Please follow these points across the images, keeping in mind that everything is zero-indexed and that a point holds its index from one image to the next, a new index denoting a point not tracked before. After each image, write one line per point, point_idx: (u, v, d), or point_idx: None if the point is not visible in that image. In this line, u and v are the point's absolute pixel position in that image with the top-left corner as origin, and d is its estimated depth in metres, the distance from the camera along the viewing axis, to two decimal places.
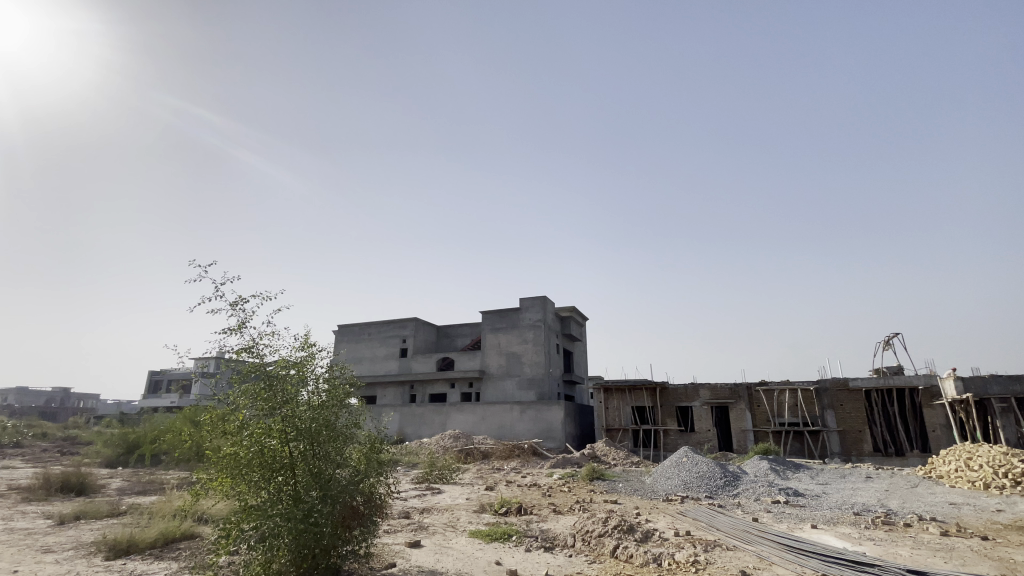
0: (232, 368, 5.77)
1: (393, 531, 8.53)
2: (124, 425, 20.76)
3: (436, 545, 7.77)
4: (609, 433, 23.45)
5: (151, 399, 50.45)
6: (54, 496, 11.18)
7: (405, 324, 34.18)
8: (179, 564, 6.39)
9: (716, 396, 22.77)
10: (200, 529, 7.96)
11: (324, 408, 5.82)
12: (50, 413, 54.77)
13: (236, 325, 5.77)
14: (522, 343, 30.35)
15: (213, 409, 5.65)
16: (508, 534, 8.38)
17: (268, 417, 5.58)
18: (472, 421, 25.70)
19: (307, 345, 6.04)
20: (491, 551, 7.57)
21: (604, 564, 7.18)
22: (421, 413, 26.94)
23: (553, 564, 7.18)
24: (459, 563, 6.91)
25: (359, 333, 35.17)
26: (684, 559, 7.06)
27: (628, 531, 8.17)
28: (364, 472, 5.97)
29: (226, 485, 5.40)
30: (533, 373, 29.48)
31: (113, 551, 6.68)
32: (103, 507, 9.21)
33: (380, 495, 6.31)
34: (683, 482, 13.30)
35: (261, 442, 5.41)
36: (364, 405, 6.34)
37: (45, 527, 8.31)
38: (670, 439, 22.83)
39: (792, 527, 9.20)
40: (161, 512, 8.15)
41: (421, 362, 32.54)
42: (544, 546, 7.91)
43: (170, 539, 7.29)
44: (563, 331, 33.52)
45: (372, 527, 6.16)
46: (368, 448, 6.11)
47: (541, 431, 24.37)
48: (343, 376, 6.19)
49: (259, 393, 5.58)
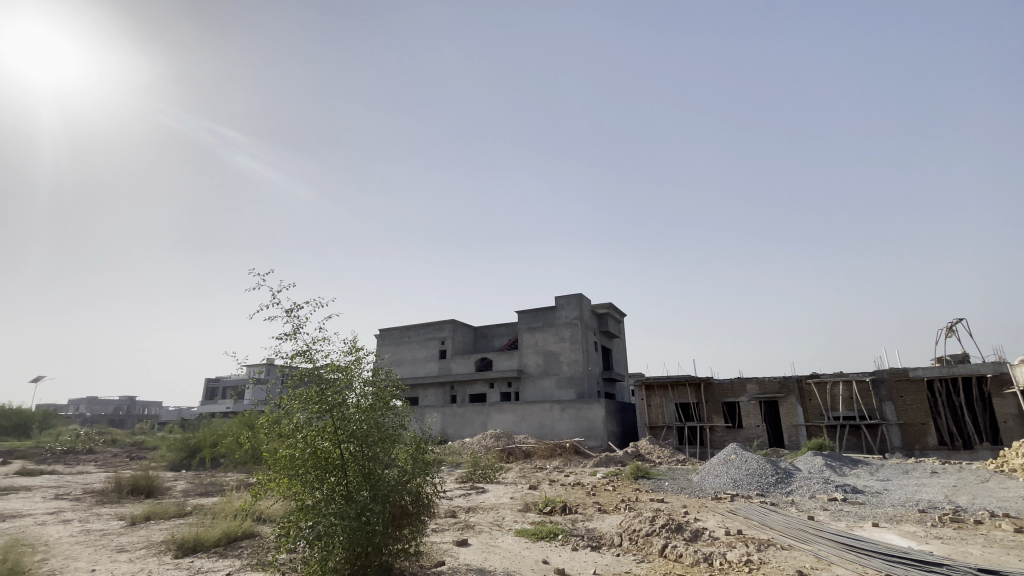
0: (286, 374, 5.99)
1: (440, 530, 8.66)
2: (185, 431, 21.97)
3: (482, 544, 7.85)
4: (652, 432, 23.03)
5: (208, 404, 53.14)
6: (126, 498, 11.95)
7: (443, 325, 34.68)
8: (242, 562, 6.72)
9: (764, 391, 22.03)
10: (258, 529, 8.34)
11: (371, 411, 5.98)
12: (119, 421, 58.48)
13: (290, 330, 5.98)
14: (559, 342, 30.21)
15: (268, 413, 5.87)
16: (555, 532, 8.38)
17: (320, 420, 5.76)
18: (513, 420, 25.82)
19: (356, 349, 6.22)
20: (536, 550, 7.57)
21: (653, 563, 7.06)
22: (462, 413, 27.26)
23: (600, 563, 7.12)
24: (506, 562, 6.95)
25: (400, 336, 35.95)
26: (736, 559, 6.87)
27: (677, 530, 8.01)
28: (411, 472, 6.11)
29: (284, 485, 5.62)
30: (572, 372, 29.31)
31: (181, 550, 7.08)
32: (170, 508, 9.78)
33: (427, 495, 6.43)
34: (732, 480, 12.92)
35: (314, 443, 5.61)
36: (409, 407, 6.49)
37: (119, 527, 8.89)
38: (716, 435, 22.25)
39: (850, 526, 8.79)
40: (223, 512, 8.57)
41: (461, 363, 32.93)
42: (591, 546, 7.87)
43: (233, 537, 7.68)
44: (601, 328, 33.16)
45: (421, 526, 6.30)
46: (414, 448, 6.26)
47: (582, 430, 24.21)
48: (388, 379, 6.34)
49: (312, 397, 5.78)
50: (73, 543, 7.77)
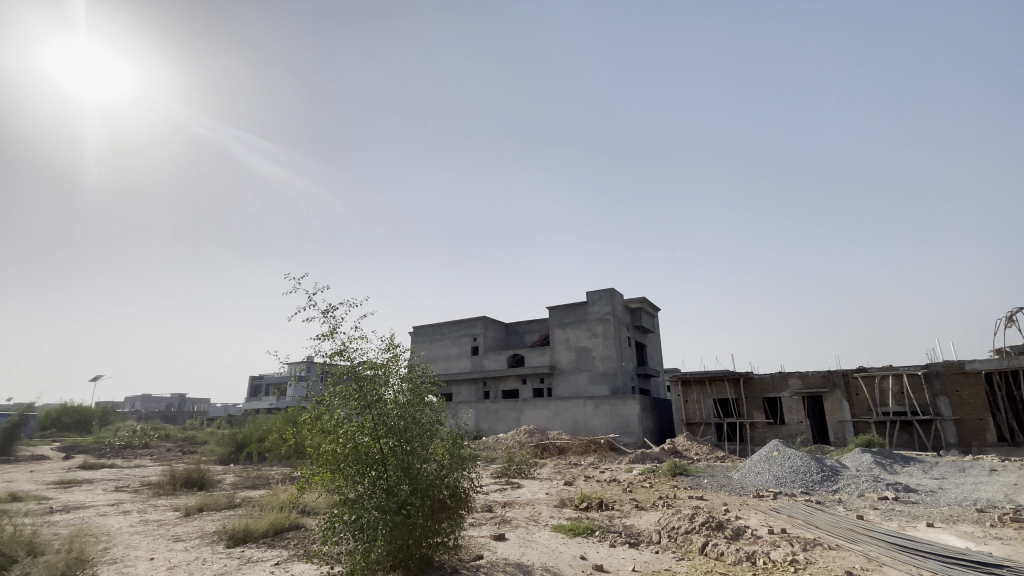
0: (327, 371, 6.16)
1: (478, 524, 8.74)
2: (231, 426, 22.91)
3: (519, 538, 7.88)
4: (690, 428, 22.60)
5: (253, 401, 55.30)
6: (180, 490, 12.58)
7: (475, 322, 34.94)
8: (289, 552, 6.97)
9: (807, 386, 21.29)
10: (304, 521, 8.63)
11: (408, 406, 6.08)
12: (171, 417, 61.57)
13: (328, 330, 6.14)
14: (592, 337, 29.98)
15: (310, 410, 6.04)
16: (592, 528, 8.34)
17: (359, 415, 5.90)
18: (547, 416, 25.79)
19: (392, 346, 6.33)
20: (574, 546, 7.56)
21: (694, 561, 6.95)
22: (495, 409, 27.43)
23: (638, 560, 7.05)
24: (544, 557, 6.97)
25: (433, 333, 36.47)
26: (781, 559, 6.67)
27: (718, 528, 7.84)
28: (449, 467, 6.20)
29: (328, 479, 5.76)
30: (606, 368, 29.05)
31: (232, 540, 7.41)
32: (221, 500, 10.24)
33: (464, 489, 6.51)
34: (775, 478, 12.56)
35: (354, 439, 5.74)
36: (445, 403, 6.59)
37: (175, 518, 9.36)
38: (757, 432, 21.67)
39: (903, 526, 8.39)
40: (271, 505, 8.91)
41: (493, 360, 33.14)
42: (629, 542, 7.81)
43: (280, 529, 7.97)
44: (635, 323, 32.73)
45: (459, 520, 6.38)
46: (451, 443, 6.35)
47: (616, 426, 23.98)
48: (425, 375, 6.45)
49: (351, 393, 5.92)
50: (133, 532, 8.22)
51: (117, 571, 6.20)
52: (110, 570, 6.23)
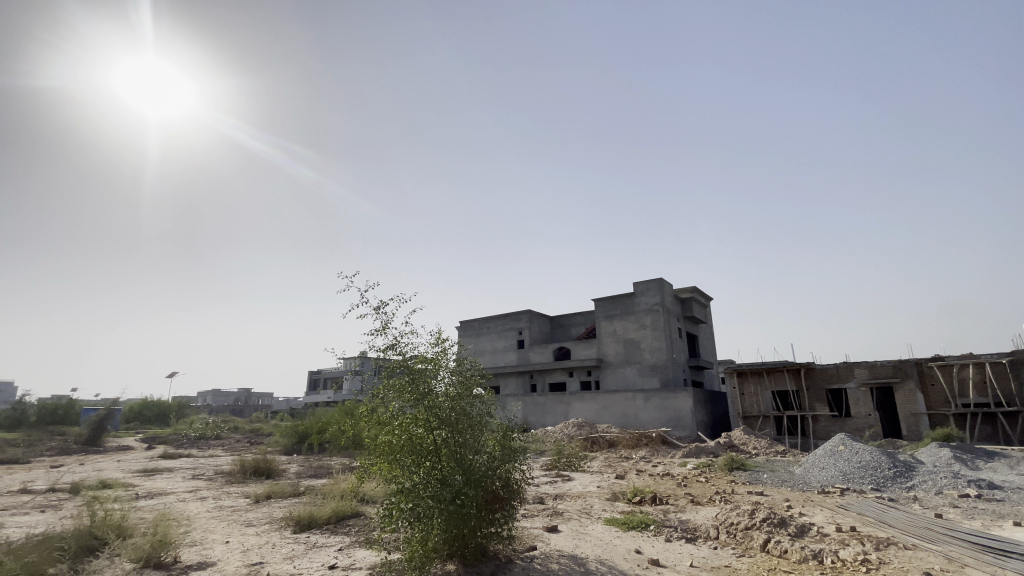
0: (381, 365, 6.35)
1: (530, 516, 8.79)
2: (294, 419, 24.14)
3: (572, 531, 7.86)
4: (746, 421, 21.77)
5: (312, 395, 58.02)
6: (250, 478, 13.42)
7: (520, 316, 35.04)
8: (351, 539, 7.27)
9: (875, 376, 20.01)
10: (364, 509, 8.98)
11: (458, 398, 6.18)
12: (238, 410, 65.66)
13: (381, 326, 6.29)
14: (640, 329, 29.41)
15: (366, 402, 6.26)
16: (646, 522, 8.19)
17: (414, 408, 6.05)
18: (595, 409, 25.58)
19: (441, 341, 6.43)
20: (629, 540, 7.44)
21: (756, 558, 6.68)
22: (543, 402, 27.45)
23: (697, 555, 6.86)
24: (597, 549, 6.93)
25: (479, 327, 36.91)
26: (851, 558, 6.32)
27: (780, 524, 7.51)
28: (500, 458, 6.25)
29: (385, 469, 5.93)
30: (655, 360, 28.44)
31: (299, 525, 7.82)
32: (287, 488, 10.81)
33: (516, 480, 6.55)
34: (842, 473, 11.91)
35: (409, 430, 5.89)
36: (494, 395, 6.65)
37: (246, 504, 9.99)
38: (820, 425, 20.61)
39: (988, 526, 7.70)
40: (332, 493, 9.33)
41: (540, 353, 33.18)
42: (686, 537, 7.61)
43: (342, 516, 8.32)
44: (685, 314, 31.81)
45: (512, 510, 6.43)
46: (501, 435, 6.41)
47: (667, 420, 23.46)
48: (473, 368, 6.53)
49: (404, 386, 6.10)
50: (210, 517, 8.83)
51: (198, 553, 6.67)
52: (191, 552, 6.72)
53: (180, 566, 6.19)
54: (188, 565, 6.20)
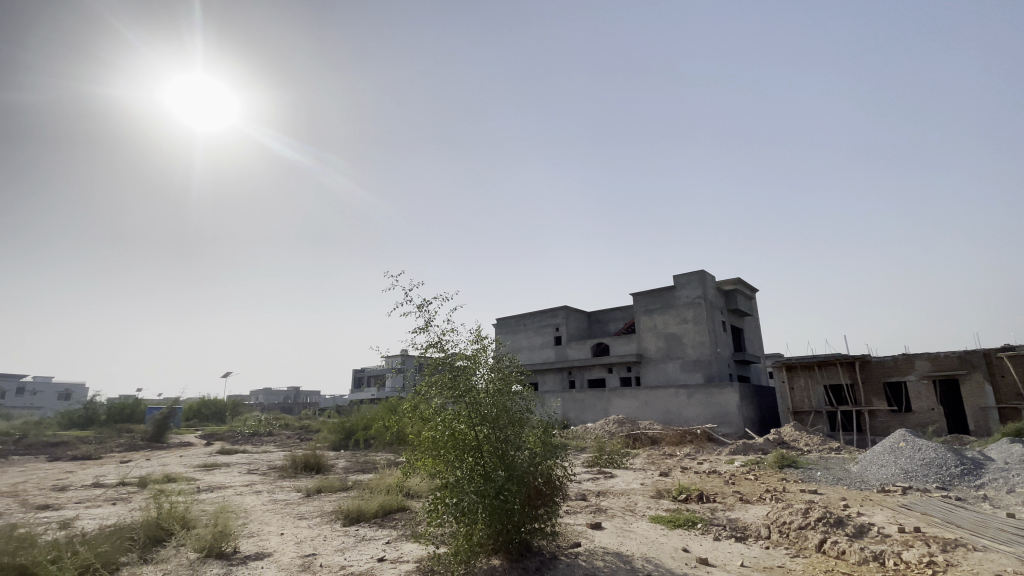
0: (422, 363, 6.46)
1: (573, 512, 8.76)
2: (340, 416, 24.91)
3: (617, 528, 7.76)
4: (797, 417, 20.87)
5: (357, 393, 59.71)
6: (301, 472, 13.97)
7: (557, 312, 34.89)
8: (398, 532, 7.44)
9: (938, 368, 18.82)
10: (409, 503, 9.17)
11: (498, 394, 6.19)
12: (288, 408, 68.44)
13: (422, 324, 6.38)
14: (681, 323, 28.74)
15: (410, 399, 6.37)
16: (693, 521, 8.00)
17: (455, 404, 6.11)
18: (637, 406, 25.18)
19: (480, 338, 6.46)
20: (675, 538, 7.29)
21: (811, 559, 6.41)
22: (583, 399, 27.25)
23: (748, 555, 6.65)
24: (643, 547, 6.81)
25: (516, 324, 37.00)
26: (915, 560, 5.96)
27: (837, 524, 7.17)
28: (541, 454, 6.24)
29: (429, 464, 6.03)
30: (698, 355, 27.73)
31: (348, 519, 8.08)
32: (336, 483, 11.17)
33: (558, 477, 6.52)
34: (903, 471, 11.25)
35: (452, 426, 5.97)
36: (534, 392, 6.64)
37: (298, 498, 10.40)
38: (877, 420, 19.57)
39: None
40: (379, 487, 9.59)
41: (577, 349, 32.95)
42: (735, 536, 7.38)
43: (388, 510, 8.53)
44: (729, 306, 30.83)
45: (555, 506, 6.42)
46: (542, 431, 6.40)
47: (712, 416, 22.83)
48: (512, 364, 6.53)
49: (446, 383, 6.17)
50: (265, 510, 9.25)
51: (255, 544, 6.99)
52: (249, 543, 7.05)
53: (239, 556, 6.50)
54: (246, 555, 6.50)
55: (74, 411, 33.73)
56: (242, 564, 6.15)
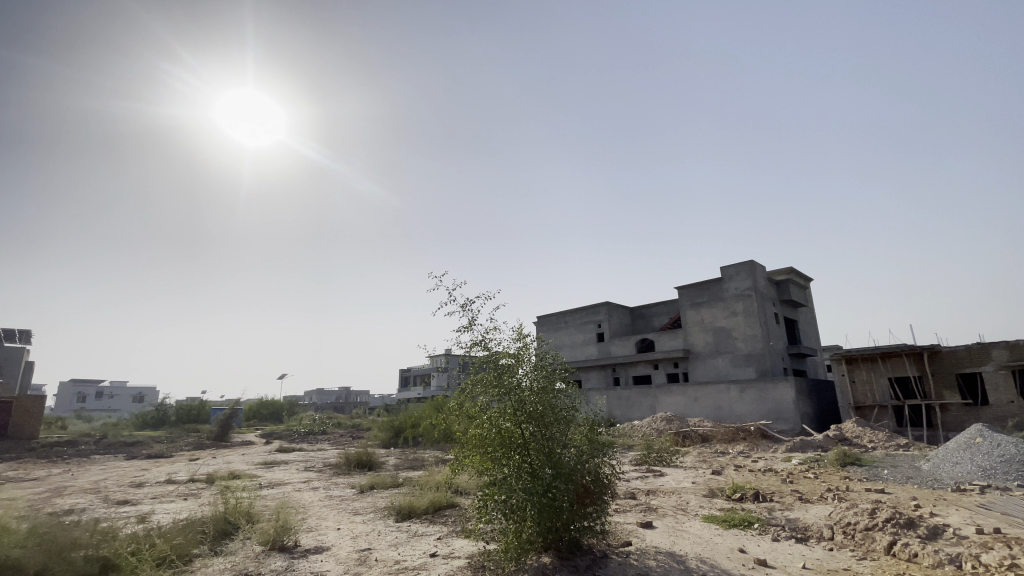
0: (467, 362, 6.54)
1: (623, 511, 8.65)
2: (388, 414, 25.61)
3: (669, 527, 7.60)
4: (859, 413, 19.74)
5: (404, 391, 61.24)
6: (354, 469, 14.48)
7: (598, 309, 34.48)
8: (449, 528, 7.58)
9: (1018, 357, 17.37)
10: (458, 500, 9.32)
11: (543, 392, 6.18)
12: (340, 408, 71.08)
13: (466, 323, 6.45)
14: (730, 316, 27.78)
15: (456, 398, 6.46)
16: (749, 521, 7.71)
17: (501, 402, 6.15)
18: (685, 402, 24.56)
19: (522, 336, 6.47)
20: (731, 538, 7.06)
21: (880, 562, 6.05)
22: (628, 396, 26.83)
23: (810, 557, 6.35)
24: (697, 547, 6.63)
25: (557, 322, 36.87)
26: (997, 562, 5.53)
27: (908, 525, 6.73)
28: (588, 452, 6.18)
29: (477, 461, 6.09)
30: (750, 349, 26.72)
31: (400, 515, 8.29)
32: (387, 479, 11.51)
33: (606, 475, 6.45)
34: (981, 469, 10.44)
35: (498, 424, 6.00)
36: (578, 389, 6.59)
37: (352, 494, 10.79)
38: (949, 415, 18.27)
39: None
40: (428, 484, 9.80)
41: (621, 345, 32.48)
42: (796, 537, 7.08)
43: (439, 507, 8.69)
44: (781, 297, 29.52)
45: (604, 504, 6.35)
46: (588, 429, 6.35)
47: (767, 412, 21.95)
48: (556, 362, 6.51)
49: (490, 381, 6.22)
50: (323, 506, 9.64)
51: (314, 538, 7.30)
52: (308, 537, 7.36)
53: (299, 549, 6.80)
54: (307, 549, 6.79)
55: (147, 412, 36.27)
56: (304, 557, 6.43)
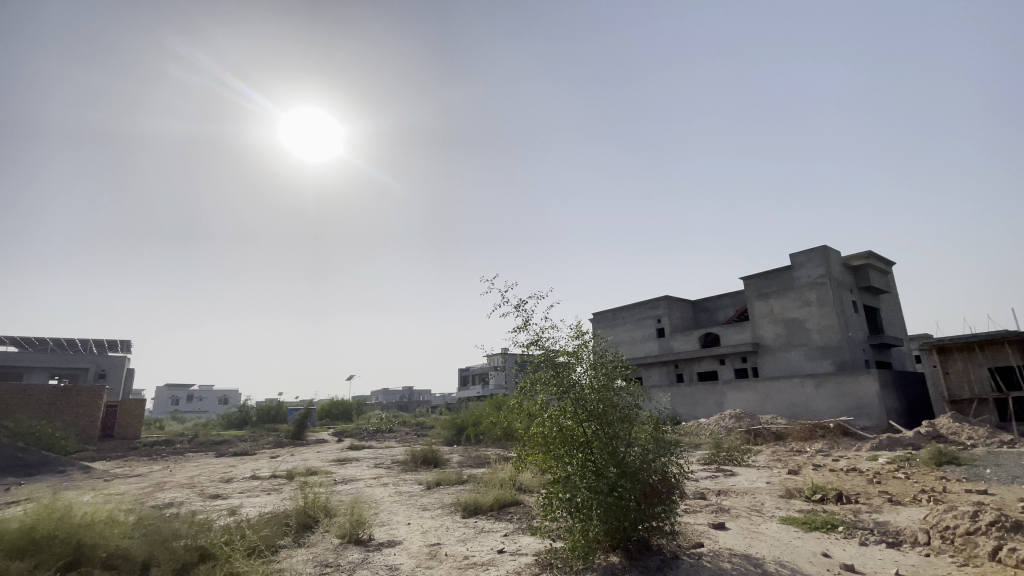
0: (525, 360, 6.55)
1: (693, 511, 8.36)
2: (450, 413, 26.22)
3: (744, 529, 7.28)
4: (955, 407, 17.98)
5: (464, 390, 62.54)
6: (421, 466, 14.97)
7: (657, 303, 33.56)
8: (515, 525, 7.65)
9: None
10: (523, 497, 9.39)
11: (603, 389, 6.08)
12: (405, 406, 73.81)
13: (522, 323, 6.46)
14: (802, 306, 26.16)
15: (516, 396, 6.51)
16: (832, 523, 7.22)
17: (562, 401, 6.12)
18: (756, 399, 23.40)
19: (580, 333, 6.41)
20: (813, 541, 6.65)
21: (985, 569, 5.49)
22: (693, 393, 25.92)
23: (903, 563, 5.86)
24: (776, 550, 6.30)
25: (615, 318, 36.26)
26: None
27: (1016, 530, 6.05)
28: (654, 451, 6.02)
29: (540, 459, 6.12)
30: (826, 341, 25.05)
31: (467, 511, 8.47)
32: (453, 476, 11.79)
33: (673, 474, 6.26)
34: None
35: (559, 422, 5.98)
36: (640, 386, 6.44)
37: (420, 490, 11.15)
38: None
39: None
40: (493, 481, 9.94)
41: (683, 341, 31.44)
42: (886, 541, 6.54)
43: (504, 504, 8.78)
44: (860, 284, 27.44)
45: (673, 504, 6.16)
46: (652, 427, 6.19)
47: (847, 408, 20.48)
48: (616, 359, 6.41)
49: (549, 379, 6.21)
50: (393, 501, 10.03)
51: (386, 533, 7.58)
52: (382, 531, 7.68)
53: (373, 542, 7.09)
54: (380, 542, 7.08)
55: (232, 413, 39.22)
56: (377, 551, 6.70)
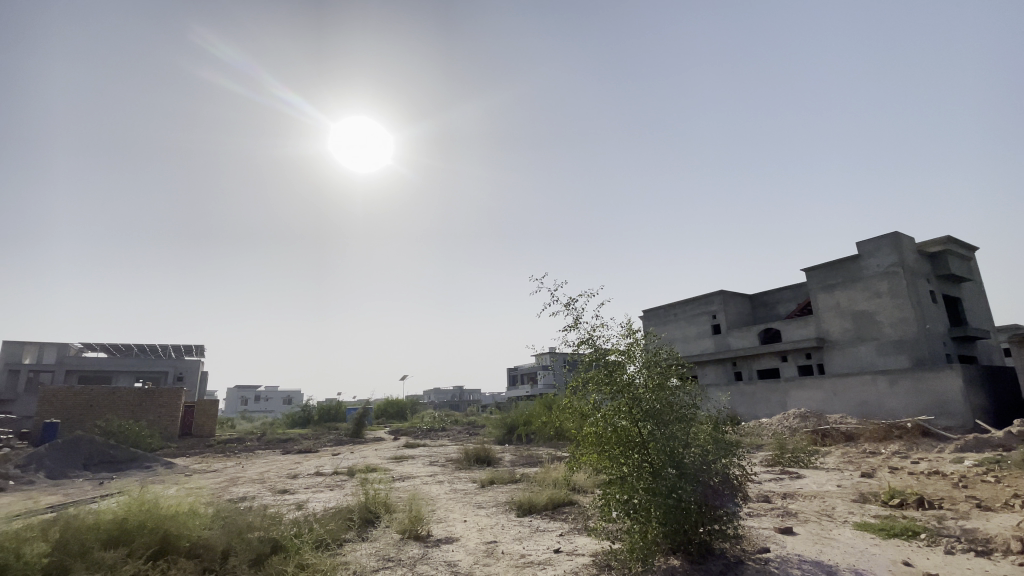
0: (576, 359, 6.50)
1: (756, 514, 8.01)
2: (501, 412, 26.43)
3: (813, 534, 6.89)
4: None
5: (514, 390, 62.91)
6: (474, 464, 15.16)
7: (712, 299, 32.43)
8: (570, 525, 7.60)
9: None
10: (577, 497, 9.31)
11: (658, 389, 5.95)
12: (456, 406, 75.26)
13: (572, 322, 6.40)
14: (871, 298, 24.51)
15: (569, 396, 6.47)
16: (913, 530, 6.72)
17: (615, 401, 6.04)
18: (822, 398, 22.13)
19: (632, 331, 6.30)
20: (892, 549, 6.20)
21: None
22: (753, 391, 24.87)
23: (997, 574, 5.36)
24: (850, 557, 5.94)
25: (667, 315, 35.38)
26: None
27: None
28: (713, 452, 5.82)
29: (594, 459, 6.03)
30: (900, 335, 23.33)
31: (521, 510, 8.50)
32: (506, 475, 11.87)
33: (735, 475, 6.03)
34: None
35: (613, 422, 5.89)
36: (697, 385, 6.25)
37: (474, 488, 11.30)
38: None
39: None
40: (546, 481, 9.93)
41: (740, 337, 30.18)
42: (975, 550, 6.01)
43: (559, 504, 8.74)
44: (938, 272, 25.35)
45: (736, 507, 5.92)
46: (712, 428, 5.99)
47: (926, 406, 18.96)
48: (670, 357, 6.26)
49: (602, 379, 6.14)
50: (449, 499, 10.23)
51: (444, 529, 7.75)
52: (439, 528, 7.84)
53: (432, 538, 7.26)
54: (439, 539, 7.24)
55: (296, 413, 41.27)
56: (436, 546, 6.86)
